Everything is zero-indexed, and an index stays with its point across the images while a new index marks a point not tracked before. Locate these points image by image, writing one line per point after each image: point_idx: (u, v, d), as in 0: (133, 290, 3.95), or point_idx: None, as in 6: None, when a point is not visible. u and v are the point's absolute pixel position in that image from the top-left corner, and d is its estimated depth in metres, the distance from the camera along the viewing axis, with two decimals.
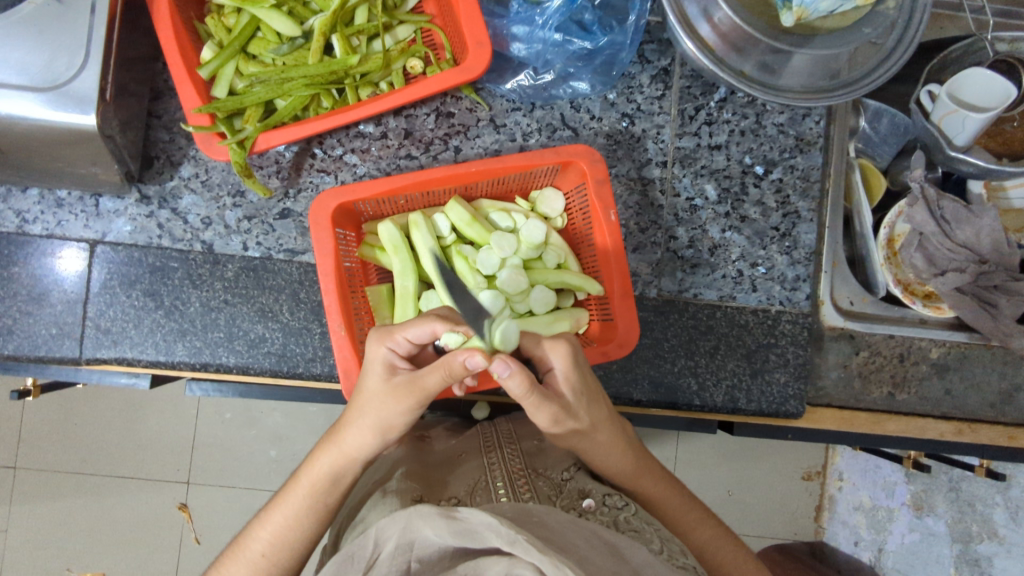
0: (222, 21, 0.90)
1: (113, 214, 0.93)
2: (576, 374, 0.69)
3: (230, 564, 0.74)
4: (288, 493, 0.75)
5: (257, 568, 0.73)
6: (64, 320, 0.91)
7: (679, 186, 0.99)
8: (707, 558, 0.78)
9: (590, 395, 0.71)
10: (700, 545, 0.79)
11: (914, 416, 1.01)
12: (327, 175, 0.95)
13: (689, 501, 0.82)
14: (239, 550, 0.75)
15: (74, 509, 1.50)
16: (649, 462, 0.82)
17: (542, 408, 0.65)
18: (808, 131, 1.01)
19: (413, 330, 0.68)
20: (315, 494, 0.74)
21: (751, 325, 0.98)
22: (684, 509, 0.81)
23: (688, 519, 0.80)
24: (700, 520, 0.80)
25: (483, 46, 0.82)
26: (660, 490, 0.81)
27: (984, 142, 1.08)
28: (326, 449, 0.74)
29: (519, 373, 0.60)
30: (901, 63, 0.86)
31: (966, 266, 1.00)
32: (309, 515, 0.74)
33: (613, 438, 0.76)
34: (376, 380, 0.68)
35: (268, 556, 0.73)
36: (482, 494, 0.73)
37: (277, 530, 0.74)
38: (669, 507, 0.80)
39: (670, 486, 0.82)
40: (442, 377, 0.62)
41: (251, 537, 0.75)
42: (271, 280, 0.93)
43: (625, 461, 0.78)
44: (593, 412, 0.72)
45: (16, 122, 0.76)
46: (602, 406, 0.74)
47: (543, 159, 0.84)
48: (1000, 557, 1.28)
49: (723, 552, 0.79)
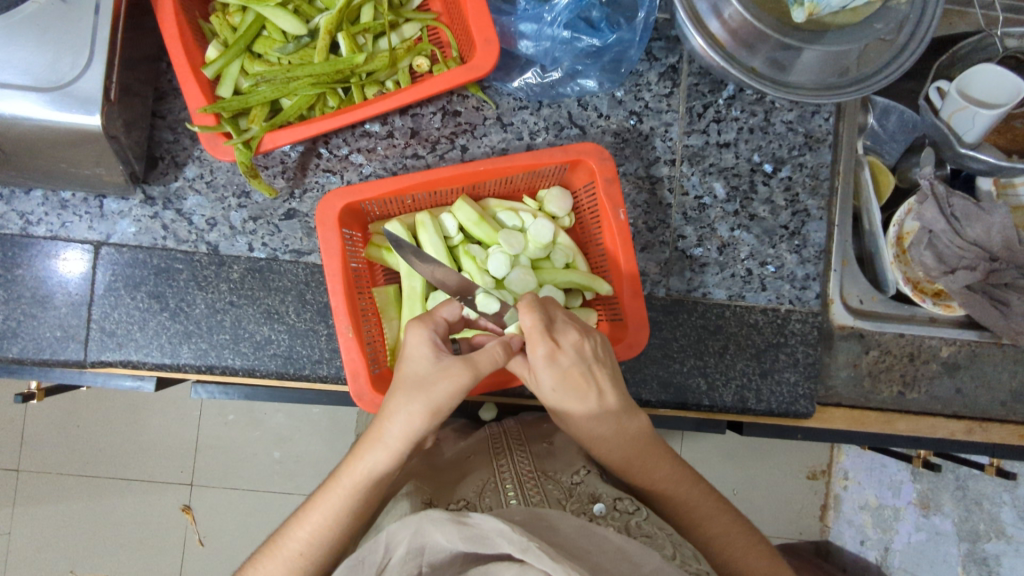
0: (227, 20, 0.89)
1: (117, 216, 0.92)
2: (558, 369, 0.70)
3: (267, 563, 0.70)
4: (329, 491, 0.71)
5: (296, 569, 0.69)
6: (69, 322, 0.90)
7: (687, 185, 0.98)
8: (716, 554, 0.74)
9: (576, 387, 0.72)
10: (709, 541, 0.75)
11: (924, 415, 1.00)
12: (333, 175, 0.95)
13: (703, 496, 0.78)
14: (276, 550, 0.71)
15: (77, 512, 1.50)
16: (658, 455, 0.78)
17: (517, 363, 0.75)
18: (817, 129, 1.00)
19: (447, 309, 0.74)
20: (359, 493, 0.71)
21: (761, 325, 0.97)
22: (698, 504, 0.77)
23: (696, 515, 0.76)
24: (714, 514, 0.76)
25: (491, 44, 0.81)
26: (664, 483, 0.78)
27: (993, 139, 1.07)
28: (371, 445, 0.70)
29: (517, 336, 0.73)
30: (914, 59, 0.85)
31: (976, 263, 0.99)
32: (354, 517, 0.71)
33: (605, 431, 0.75)
34: (418, 365, 0.68)
35: (306, 557, 0.70)
36: (492, 496, 0.72)
37: (316, 529, 0.70)
38: (678, 501, 0.77)
39: (678, 479, 0.78)
40: (490, 355, 0.68)
41: (289, 537, 0.71)
42: (276, 282, 0.92)
43: (618, 455, 0.77)
44: (575, 405, 0.73)
45: (20, 123, 0.75)
46: (589, 403, 0.73)
47: (551, 157, 0.83)
48: (1008, 556, 1.26)
49: (735, 551, 0.74)
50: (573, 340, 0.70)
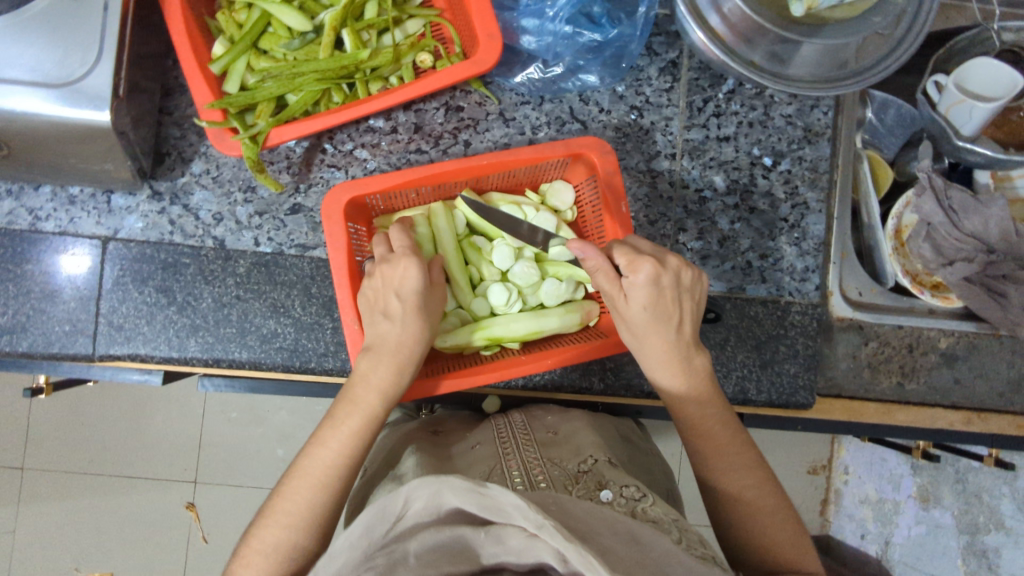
0: (233, 17, 0.89)
1: (124, 211, 0.93)
2: (659, 288, 0.72)
3: (287, 497, 0.70)
4: (348, 413, 0.74)
5: (318, 492, 0.71)
6: (77, 317, 0.91)
7: (688, 178, 1.00)
8: (741, 503, 0.73)
9: (666, 310, 0.73)
10: (738, 488, 0.74)
11: (923, 406, 1.01)
12: (337, 170, 0.96)
13: (742, 445, 0.76)
14: (297, 471, 0.72)
15: (83, 508, 1.51)
16: (709, 392, 0.78)
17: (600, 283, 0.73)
18: (816, 122, 1.01)
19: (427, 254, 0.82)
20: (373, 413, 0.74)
21: (761, 317, 0.98)
22: (733, 451, 0.76)
23: (730, 460, 0.75)
24: (748, 467, 0.75)
25: (494, 38, 0.82)
26: (709, 421, 0.77)
27: (990, 132, 1.08)
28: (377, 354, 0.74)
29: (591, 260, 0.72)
30: (910, 52, 0.87)
31: (974, 256, 1.01)
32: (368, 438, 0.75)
33: (671, 357, 0.75)
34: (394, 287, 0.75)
35: (327, 483, 0.72)
36: (498, 482, 0.73)
37: (336, 452, 0.72)
38: (714, 444, 0.76)
39: (724, 421, 0.77)
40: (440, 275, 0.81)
41: (307, 466, 0.72)
42: (282, 275, 0.94)
43: (673, 380, 0.77)
44: (661, 324, 0.74)
45: (29, 118, 0.76)
46: (676, 326, 0.74)
47: (554, 151, 0.84)
48: (1007, 547, 1.29)
49: (764, 505, 0.73)
50: (675, 264, 0.74)
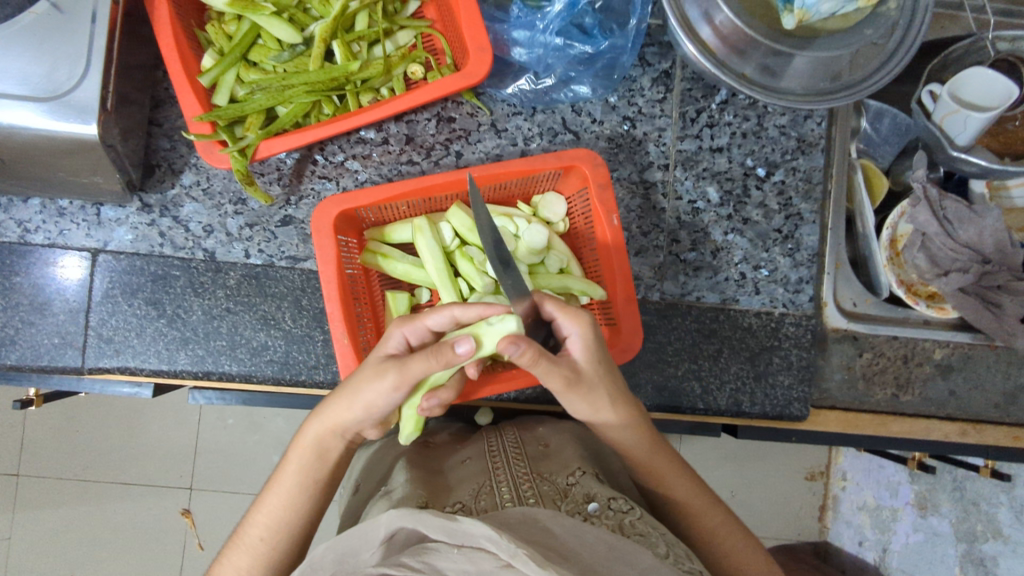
0: (223, 29, 0.89)
1: (114, 223, 0.93)
2: (593, 348, 0.71)
3: (232, 555, 0.72)
4: (280, 474, 0.74)
5: (259, 554, 0.71)
6: (67, 329, 0.90)
7: (681, 190, 0.99)
8: (716, 543, 0.77)
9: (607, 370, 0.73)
10: (711, 530, 0.78)
11: (918, 417, 1.01)
12: (328, 182, 0.95)
13: (701, 489, 0.81)
14: (239, 539, 0.73)
15: (77, 516, 1.50)
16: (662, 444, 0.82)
17: (552, 374, 0.68)
18: (810, 133, 1.01)
19: (434, 318, 0.71)
20: (309, 467, 0.73)
21: (755, 328, 0.98)
22: (697, 495, 0.80)
23: (698, 505, 0.79)
24: (712, 506, 0.80)
25: (484, 51, 0.81)
26: (670, 473, 0.81)
27: (985, 141, 1.08)
28: (338, 396, 0.71)
29: (529, 350, 0.63)
30: (903, 65, 0.86)
31: (968, 266, 1.00)
32: (308, 496, 0.73)
33: (629, 418, 0.77)
34: (377, 395, 0.67)
35: (268, 541, 0.72)
36: (487, 499, 0.72)
37: (270, 515, 0.72)
38: (681, 494, 0.80)
39: (680, 470, 0.81)
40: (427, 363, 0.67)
41: (249, 527, 0.73)
42: (273, 288, 0.93)
43: (634, 441, 0.79)
44: (610, 389, 0.74)
45: (17, 132, 0.76)
46: (619, 386, 0.75)
47: (545, 164, 0.84)
48: (1005, 557, 1.25)
49: (735, 539, 0.78)
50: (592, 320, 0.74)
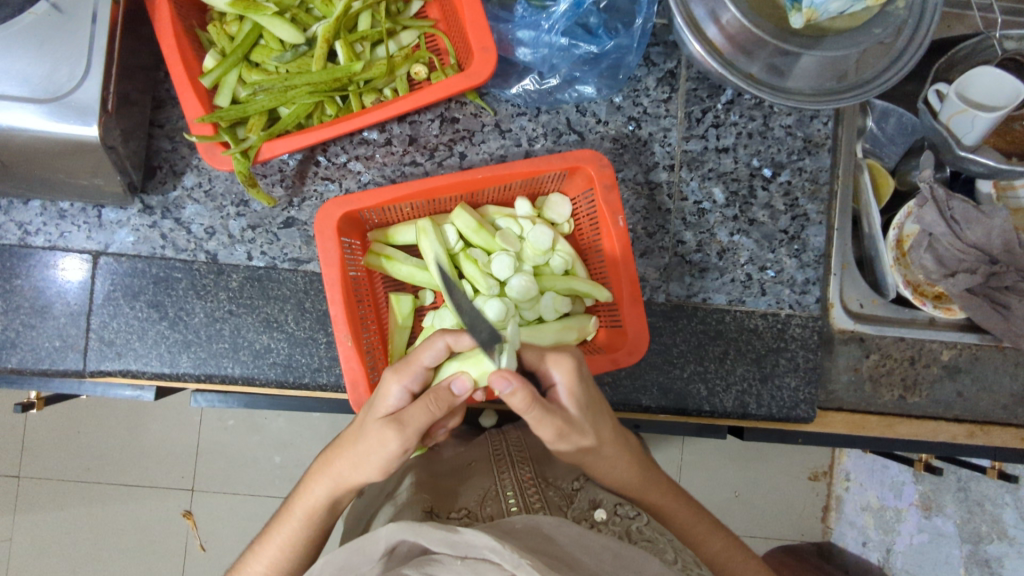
0: (224, 29, 0.89)
1: (115, 225, 0.92)
2: (580, 388, 0.67)
3: None
4: (283, 524, 0.75)
5: None
6: (68, 332, 0.90)
7: (686, 191, 0.98)
8: (719, 567, 0.78)
9: (595, 405, 0.70)
10: (712, 555, 0.78)
11: (925, 419, 1.00)
12: (331, 183, 0.95)
13: (700, 512, 0.81)
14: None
15: (78, 518, 1.50)
16: (656, 473, 0.80)
17: (545, 422, 0.63)
18: (816, 133, 1.00)
19: (429, 354, 0.65)
20: (312, 521, 0.74)
21: (761, 330, 0.97)
22: (695, 520, 0.80)
23: (698, 529, 0.79)
24: (711, 531, 0.80)
25: (489, 51, 0.80)
26: (667, 501, 0.79)
27: (992, 141, 1.07)
28: (343, 456, 0.70)
29: (521, 390, 0.60)
30: (912, 64, 0.85)
31: (976, 266, 0.99)
32: (310, 540, 0.76)
33: (622, 455, 0.74)
34: (386, 459, 0.66)
35: None
36: (493, 505, 0.72)
37: (274, 561, 0.75)
38: (680, 519, 0.79)
39: (677, 496, 0.81)
40: (425, 412, 0.63)
41: (247, 568, 0.76)
42: (276, 290, 0.92)
43: (630, 477, 0.76)
44: (599, 426, 0.70)
45: (18, 134, 0.75)
46: (608, 422, 0.72)
47: (549, 165, 0.83)
48: (1010, 558, 1.24)
49: (736, 560, 0.78)
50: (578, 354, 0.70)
